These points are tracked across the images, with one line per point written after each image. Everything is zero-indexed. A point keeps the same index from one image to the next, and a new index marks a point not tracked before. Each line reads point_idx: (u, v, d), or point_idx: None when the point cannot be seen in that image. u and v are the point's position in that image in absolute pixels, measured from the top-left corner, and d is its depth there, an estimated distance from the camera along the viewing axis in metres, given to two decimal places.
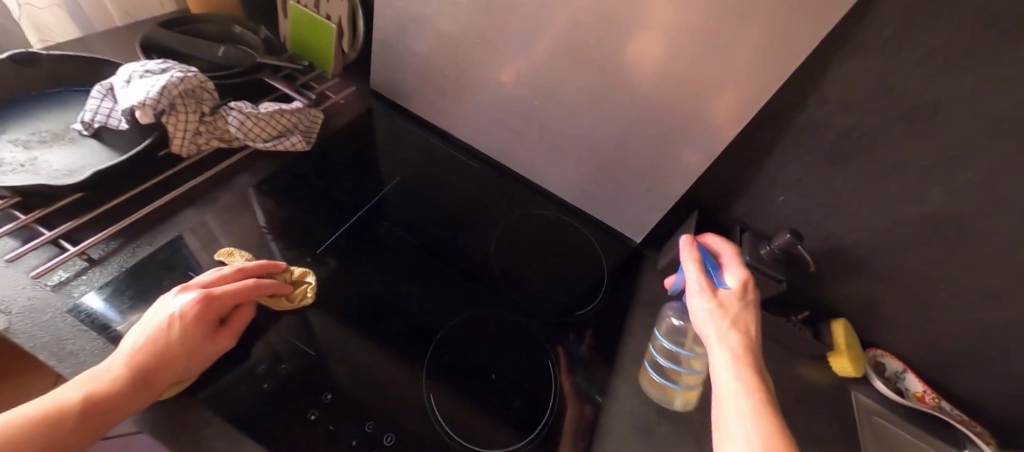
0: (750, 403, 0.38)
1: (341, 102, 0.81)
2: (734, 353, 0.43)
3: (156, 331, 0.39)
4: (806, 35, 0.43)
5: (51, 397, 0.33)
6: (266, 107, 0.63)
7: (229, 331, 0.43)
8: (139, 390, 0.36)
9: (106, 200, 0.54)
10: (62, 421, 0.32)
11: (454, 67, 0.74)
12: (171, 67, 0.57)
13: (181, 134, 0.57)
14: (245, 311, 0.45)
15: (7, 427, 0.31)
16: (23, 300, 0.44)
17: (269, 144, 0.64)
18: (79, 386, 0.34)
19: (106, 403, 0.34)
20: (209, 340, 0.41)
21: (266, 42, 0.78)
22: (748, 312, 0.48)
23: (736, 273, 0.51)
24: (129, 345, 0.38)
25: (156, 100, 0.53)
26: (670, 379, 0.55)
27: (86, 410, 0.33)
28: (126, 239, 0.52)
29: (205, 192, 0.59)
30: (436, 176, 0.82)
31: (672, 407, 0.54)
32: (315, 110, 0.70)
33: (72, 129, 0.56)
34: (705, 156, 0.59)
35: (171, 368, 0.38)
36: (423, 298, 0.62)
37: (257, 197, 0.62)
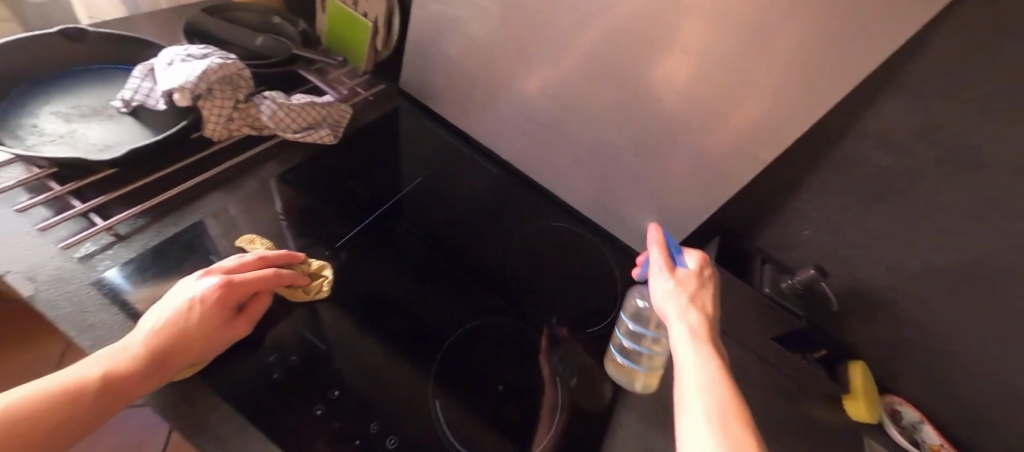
0: (710, 371, 0.37)
1: (370, 100, 0.81)
2: (693, 330, 0.42)
3: (176, 313, 0.39)
4: (848, 71, 0.42)
5: (69, 374, 0.33)
6: (299, 99, 0.64)
7: (246, 317, 0.44)
8: (157, 371, 0.36)
9: (136, 178, 0.55)
10: (81, 396, 0.32)
11: (484, 73, 0.75)
12: (212, 53, 0.58)
13: (215, 119, 0.58)
14: (263, 300, 0.46)
15: (26, 400, 0.31)
16: (50, 268, 0.45)
17: (298, 134, 0.65)
18: (97, 362, 0.35)
19: (125, 382, 0.34)
20: (226, 325, 0.41)
21: (303, 35, 0.79)
22: (704, 291, 0.47)
23: (693, 255, 0.50)
24: (148, 326, 0.38)
25: (195, 84, 0.54)
26: (633, 360, 0.56)
27: (104, 388, 0.33)
28: (153, 217, 0.53)
29: (230, 177, 0.60)
30: (454, 180, 0.82)
31: (633, 388, 0.55)
32: (344, 105, 0.71)
33: (111, 106, 0.58)
34: (732, 183, 0.58)
35: (189, 351, 0.38)
36: (433, 301, 0.62)
37: (279, 185, 0.63)
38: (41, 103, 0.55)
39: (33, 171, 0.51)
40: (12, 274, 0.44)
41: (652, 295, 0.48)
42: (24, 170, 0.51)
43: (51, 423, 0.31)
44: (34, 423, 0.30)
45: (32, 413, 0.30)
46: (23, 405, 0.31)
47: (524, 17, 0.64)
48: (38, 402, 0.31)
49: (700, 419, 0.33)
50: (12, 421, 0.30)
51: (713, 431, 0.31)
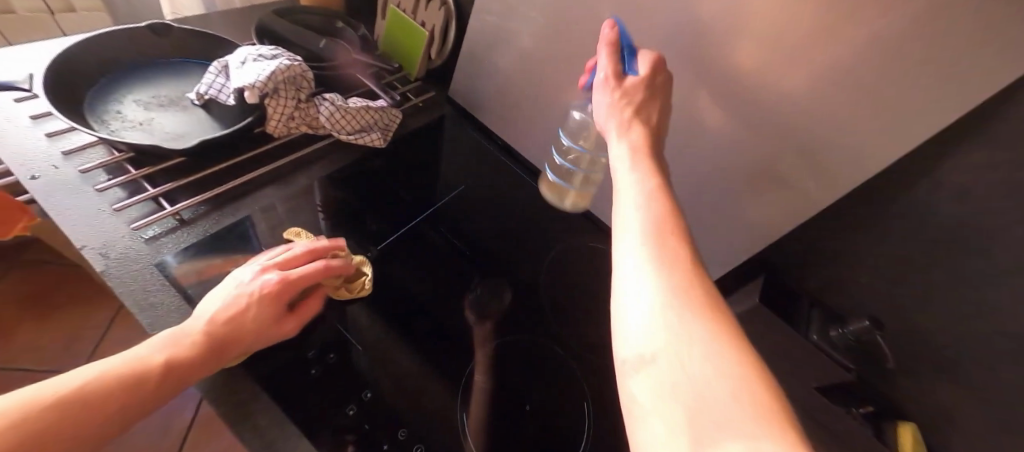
0: (645, 182, 0.35)
1: (419, 105, 0.82)
2: (633, 146, 0.40)
3: (232, 305, 0.41)
4: (929, 116, 0.41)
5: (135, 356, 0.36)
6: (355, 103, 0.67)
7: (296, 315, 0.45)
8: (210, 358, 0.38)
9: (202, 168, 0.59)
10: (142, 379, 0.34)
11: (534, 90, 0.75)
12: (281, 54, 0.61)
13: (278, 116, 0.61)
14: (313, 301, 0.47)
15: (98, 380, 0.33)
16: (120, 247, 0.49)
17: (351, 137, 0.67)
18: (156, 343, 0.37)
19: (182, 368, 0.36)
20: (275, 317, 0.43)
21: (363, 39, 0.82)
22: (652, 100, 0.45)
23: (645, 56, 0.47)
24: (207, 313, 0.40)
25: (264, 83, 0.56)
26: (565, 183, 0.73)
27: (163, 373, 0.35)
28: (214, 206, 0.56)
29: (285, 174, 0.63)
30: (493, 192, 0.83)
31: (565, 205, 0.73)
32: (396, 111, 0.73)
33: (186, 98, 0.61)
34: (785, 222, 0.55)
35: (240, 342, 0.40)
36: (462, 310, 0.62)
37: (322, 186, 0.65)
38: (125, 91, 0.60)
39: (113, 154, 0.55)
40: (87, 250, 0.47)
41: (595, 111, 0.47)
42: (104, 152, 0.55)
43: (113, 404, 0.33)
44: (100, 406, 0.32)
45: (98, 393, 0.33)
46: (93, 385, 0.33)
47: (581, 36, 0.65)
48: (104, 381, 0.33)
49: (632, 227, 0.31)
50: (82, 399, 0.32)
51: (644, 234, 0.30)
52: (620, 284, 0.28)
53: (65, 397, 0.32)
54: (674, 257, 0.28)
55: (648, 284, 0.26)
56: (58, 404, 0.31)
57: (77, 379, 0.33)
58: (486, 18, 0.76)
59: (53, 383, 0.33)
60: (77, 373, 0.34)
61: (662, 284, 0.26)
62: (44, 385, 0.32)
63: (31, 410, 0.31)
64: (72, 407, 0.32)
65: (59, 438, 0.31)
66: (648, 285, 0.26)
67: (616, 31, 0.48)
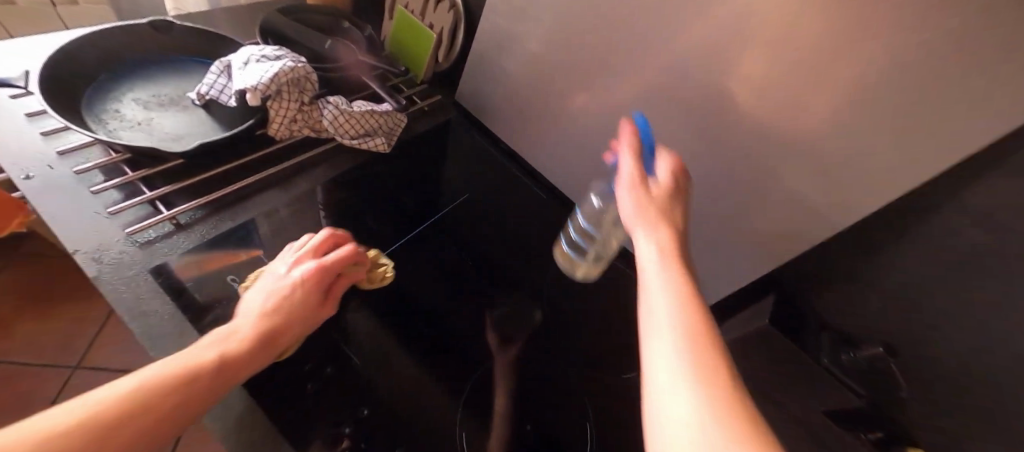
0: (674, 280, 0.32)
1: (425, 109, 0.80)
2: (666, 248, 0.36)
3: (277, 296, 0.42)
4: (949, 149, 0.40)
5: (187, 354, 0.34)
6: (359, 107, 0.65)
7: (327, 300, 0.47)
8: (260, 351, 0.38)
9: (201, 171, 0.57)
10: (205, 374, 0.34)
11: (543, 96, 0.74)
12: (285, 55, 0.59)
13: (280, 120, 0.59)
14: (341, 282, 0.49)
15: (159, 376, 0.32)
16: (114, 251, 0.47)
17: (354, 141, 0.65)
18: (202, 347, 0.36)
19: (236, 363, 0.36)
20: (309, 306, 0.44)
21: (369, 40, 0.80)
22: (677, 203, 0.42)
23: (666, 160, 0.44)
24: (251, 308, 0.40)
25: (266, 85, 0.55)
26: (577, 254, 0.64)
27: (225, 366, 0.35)
28: (212, 210, 0.55)
29: (284, 178, 0.61)
30: (496, 199, 0.81)
31: (577, 275, 0.64)
32: (401, 115, 0.71)
33: (187, 97, 0.60)
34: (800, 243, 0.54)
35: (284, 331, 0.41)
36: (464, 323, 0.61)
37: (320, 188, 0.63)
38: (124, 89, 0.58)
39: (110, 154, 0.54)
40: (80, 254, 0.46)
41: (619, 209, 0.43)
42: (102, 152, 0.54)
43: (186, 397, 0.32)
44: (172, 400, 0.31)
45: (166, 388, 0.31)
46: (158, 382, 0.31)
47: (593, 44, 0.63)
48: (166, 378, 0.32)
49: (664, 333, 0.28)
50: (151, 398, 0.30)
51: (677, 334, 0.27)
52: (650, 394, 0.25)
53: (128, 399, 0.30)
54: (708, 364, 0.25)
55: (683, 396, 0.23)
56: (125, 407, 0.29)
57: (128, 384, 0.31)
58: (494, 22, 0.74)
59: (100, 395, 0.30)
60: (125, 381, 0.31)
61: (696, 397, 0.23)
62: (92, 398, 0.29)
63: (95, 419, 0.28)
64: (144, 407, 0.30)
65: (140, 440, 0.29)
66: (685, 397, 0.23)
67: (635, 130, 0.46)
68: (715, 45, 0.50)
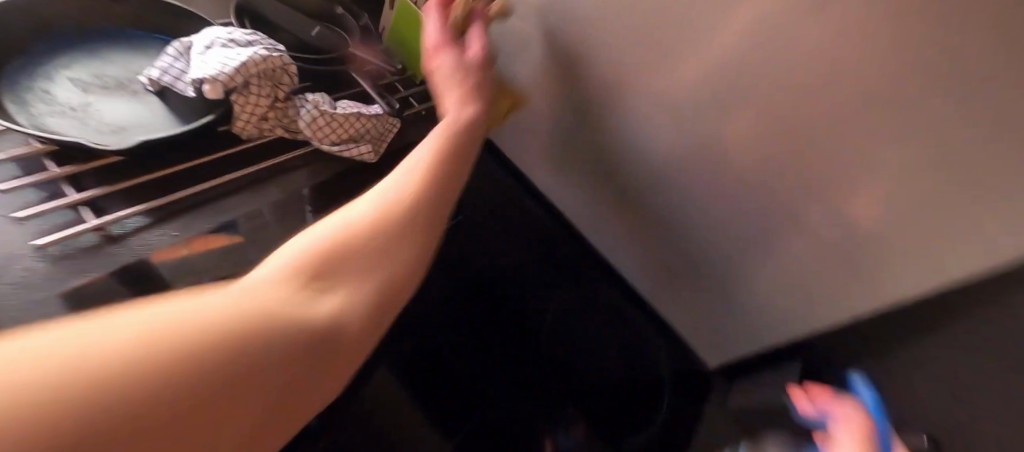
0: None
1: (422, 114, 0.70)
2: None
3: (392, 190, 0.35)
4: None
5: (297, 255, 0.26)
6: (343, 108, 0.56)
7: (464, 138, 0.46)
8: (422, 199, 0.36)
9: (146, 171, 0.48)
10: (328, 272, 0.26)
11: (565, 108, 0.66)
12: (258, 41, 0.50)
13: (246, 117, 0.50)
14: (478, 82, 0.53)
15: (267, 284, 0.22)
16: (19, 269, 0.39)
17: (335, 147, 0.56)
18: (340, 220, 0.30)
19: (371, 255, 0.29)
20: (444, 148, 0.43)
21: (365, 30, 0.71)
22: None
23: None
24: (365, 206, 0.33)
25: (229, 76, 0.46)
26: None
27: (353, 265, 0.27)
28: (154, 220, 0.46)
29: (246, 184, 0.52)
30: (498, 223, 0.76)
31: None
32: (392, 120, 0.62)
33: (137, 82, 0.51)
34: None
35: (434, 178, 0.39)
36: (461, 355, 0.66)
37: (289, 197, 0.54)
38: (61, 65, 0.49)
39: (33, 145, 0.45)
40: None
41: None
42: (24, 141, 0.45)
43: (360, 294, 0.27)
44: (348, 284, 0.26)
45: (339, 273, 0.26)
46: (267, 290, 0.22)
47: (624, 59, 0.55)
48: (336, 246, 0.27)
49: None
50: (323, 290, 0.25)
51: None
52: None
53: (298, 275, 0.24)
54: None
55: None
56: (305, 282, 0.24)
57: (293, 249, 0.26)
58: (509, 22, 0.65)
59: (267, 267, 0.24)
60: (287, 251, 0.26)
61: None
62: (246, 277, 0.23)
63: (272, 299, 0.21)
64: (319, 303, 0.24)
65: (328, 351, 0.24)
66: None
67: (863, 409, 0.41)
68: (772, 71, 0.42)
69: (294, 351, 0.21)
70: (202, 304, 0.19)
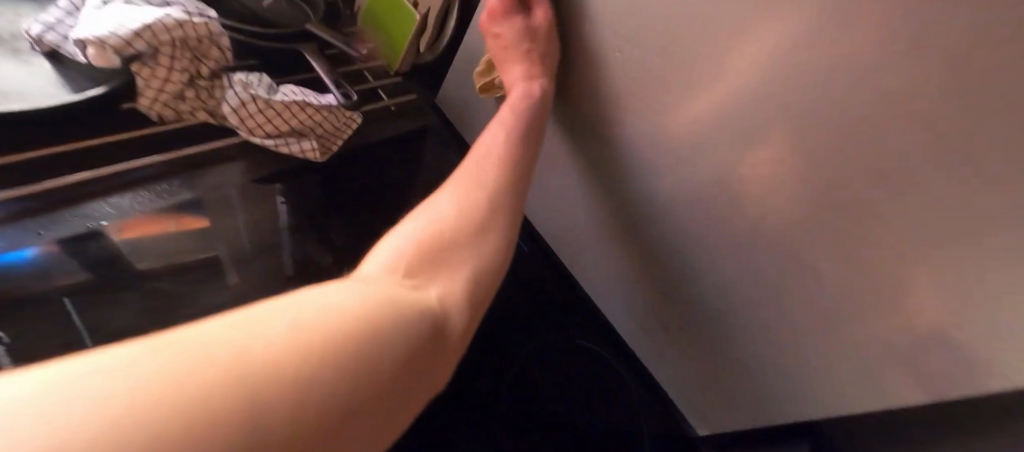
0: None
1: (392, 110, 0.61)
2: None
3: (430, 227, 0.31)
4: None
5: (330, 299, 0.21)
6: (283, 95, 0.45)
7: (495, 216, 0.35)
8: (432, 309, 0.25)
9: (23, 149, 0.39)
10: (359, 330, 0.19)
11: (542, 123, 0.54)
12: (177, 2, 0.41)
13: (154, 93, 0.41)
14: (521, 123, 0.43)
15: (278, 345, 0.17)
16: None
17: (268, 141, 0.46)
18: (360, 285, 0.23)
19: (394, 310, 0.22)
20: (461, 228, 0.32)
21: (333, 8, 0.61)
22: None
23: None
24: (398, 246, 0.29)
25: (125, 41, 0.37)
26: None
27: (380, 322, 0.21)
28: (20, 211, 0.38)
29: (144, 178, 0.43)
30: None
31: None
32: (350, 114, 0.52)
33: (23, 39, 0.41)
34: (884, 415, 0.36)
35: (438, 277, 0.28)
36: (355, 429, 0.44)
37: (199, 198, 0.45)
38: None
39: None
40: None
41: None
42: None
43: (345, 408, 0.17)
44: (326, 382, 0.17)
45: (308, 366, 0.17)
46: (279, 354, 0.17)
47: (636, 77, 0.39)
48: (321, 332, 0.18)
49: None
50: (287, 377, 0.16)
51: None
52: None
53: (258, 370, 0.16)
54: None
55: None
56: (257, 364, 0.16)
57: (258, 343, 0.17)
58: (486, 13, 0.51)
59: (207, 346, 0.16)
60: (263, 327, 0.18)
61: None
62: (197, 338, 0.17)
63: (195, 385, 0.14)
64: (285, 376, 0.16)
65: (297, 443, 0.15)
66: None
67: None
68: (793, 119, 0.30)
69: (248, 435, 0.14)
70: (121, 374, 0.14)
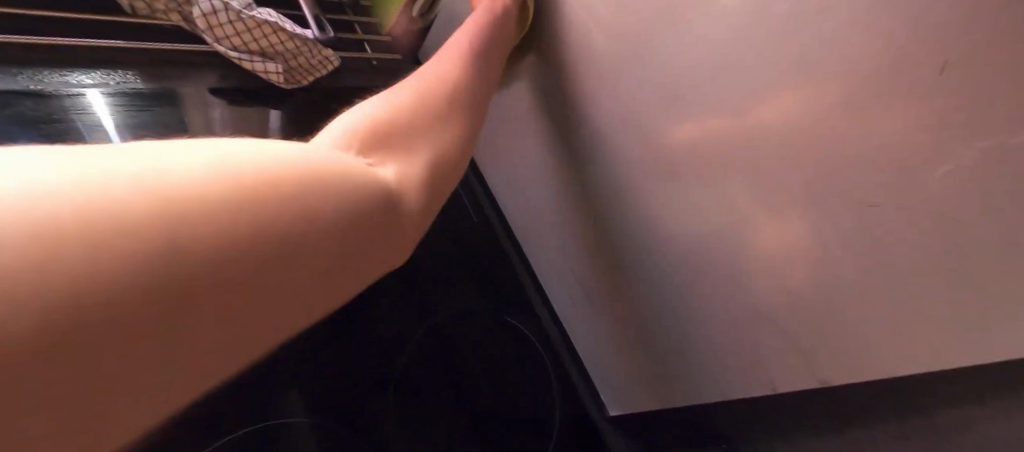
0: None
1: (373, 64, 0.62)
2: None
3: (384, 110, 0.29)
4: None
5: (222, 153, 0.19)
6: (257, 13, 0.47)
7: (453, 106, 0.34)
8: (373, 181, 0.25)
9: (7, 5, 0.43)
10: (255, 191, 0.18)
11: (527, 94, 0.59)
12: None
13: None
14: (454, 53, 0.39)
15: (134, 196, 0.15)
16: None
17: (236, 56, 0.48)
18: (279, 148, 0.22)
19: (321, 173, 0.22)
20: (416, 113, 0.31)
21: None
22: None
23: None
24: (338, 127, 0.27)
25: None
26: None
27: (283, 179, 0.20)
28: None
29: (106, 62, 0.45)
30: None
31: None
32: (326, 51, 0.53)
33: None
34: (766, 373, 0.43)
35: (383, 159, 0.27)
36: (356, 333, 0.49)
37: (154, 91, 0.47)
38: None
39: None
40: None
41: None
42: None
43: (257, 244, 0.18)
44: (249, 231, 0.18)
45: (242, 226, 0.17)
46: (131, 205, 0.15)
47: None
48: (212, 187, 0.17)
49: None
50: (220, 204, 0.17)
51: None
52: None
53: (173, 198, 0.16)
54: None
55: None
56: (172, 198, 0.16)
57: (180, 179, 0.17)
58: None
59: (122, 167, 0.16)
60: (193, 165, 0.18)
61: None
62: (135, 158, 0.17)
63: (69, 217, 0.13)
64: (193, 231, 0.16)
65: (167, 291, 0.15)
66: None
67: None
68: None
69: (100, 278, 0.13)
70: (77, 172, 0.15)
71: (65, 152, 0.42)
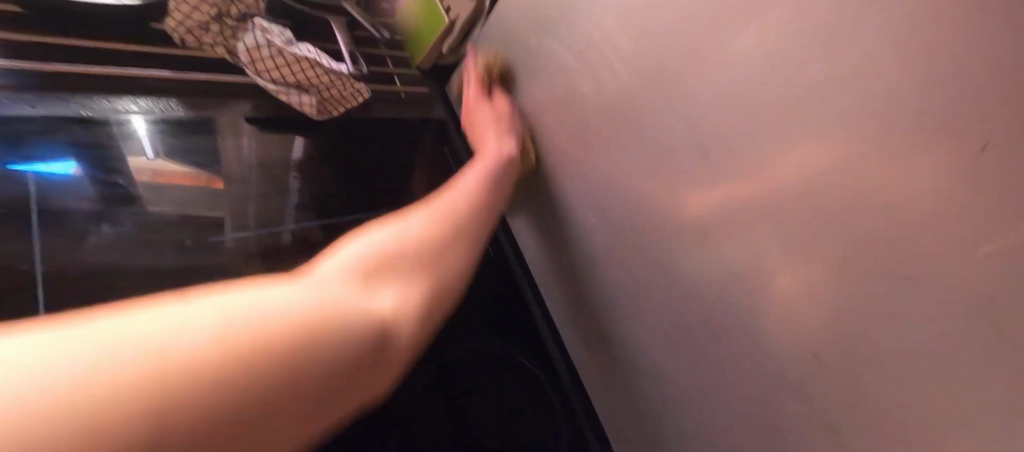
0: None
1: (401, 97, 0.64)
2: None
3: (402, 231, 0.28)
4: None
5: (243, 306, 0.18)
6: (297, 49, 0.49)
7: (466, 239, 0.33)
8: (377, 317, 0.22)
9: (77, 36, 0.47)
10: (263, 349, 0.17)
11: (529, 232, 0.60)
12: None
13: (180, 16, 0.47)
14: (485, 188, 0.41)
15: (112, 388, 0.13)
16: None
17: (274, 88, 0.50)
18: (287, 288, 0.20)
19: (333, 319, 0.20)
20: (418, 252, 0.27)
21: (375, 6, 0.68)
22: None
23: None
24: (356, 247, 0.26)
25: None
26: None
27: (296, 327, 0.18)
28: (58, 88, 0.44)
29: (154, 89, 0.48)
30: None
31: None
32: (359, 85, 0.55)
33: None
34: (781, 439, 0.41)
35: (401, 283, 0.25)
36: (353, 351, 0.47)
37: (196, 117, 0.50)
38: None
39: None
40: None
41: None
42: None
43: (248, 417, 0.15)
44: (277, 383, 0.16)
45: (267, 378, 0.16)
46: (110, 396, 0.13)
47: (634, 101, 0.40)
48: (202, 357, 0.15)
49: None
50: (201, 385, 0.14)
51: None
52: None
53: (163, 374, 0.14)
54: None
55: None
56: (170, 372, 0.14)
57: (180, 345, 0.15)
58: (507, 22, 0.53)
59: (145, 338, 0.15)
60: (232, 310, 0.18)
61: None
62: (136, 328, 0.16)
63: (111, 388, 0.13)
64: (188, 413, 0.14)
65: None
66: None
67: None
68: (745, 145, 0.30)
69: (140, 426, 0.13)
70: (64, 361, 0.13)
71: (110, 173, 0.45)
